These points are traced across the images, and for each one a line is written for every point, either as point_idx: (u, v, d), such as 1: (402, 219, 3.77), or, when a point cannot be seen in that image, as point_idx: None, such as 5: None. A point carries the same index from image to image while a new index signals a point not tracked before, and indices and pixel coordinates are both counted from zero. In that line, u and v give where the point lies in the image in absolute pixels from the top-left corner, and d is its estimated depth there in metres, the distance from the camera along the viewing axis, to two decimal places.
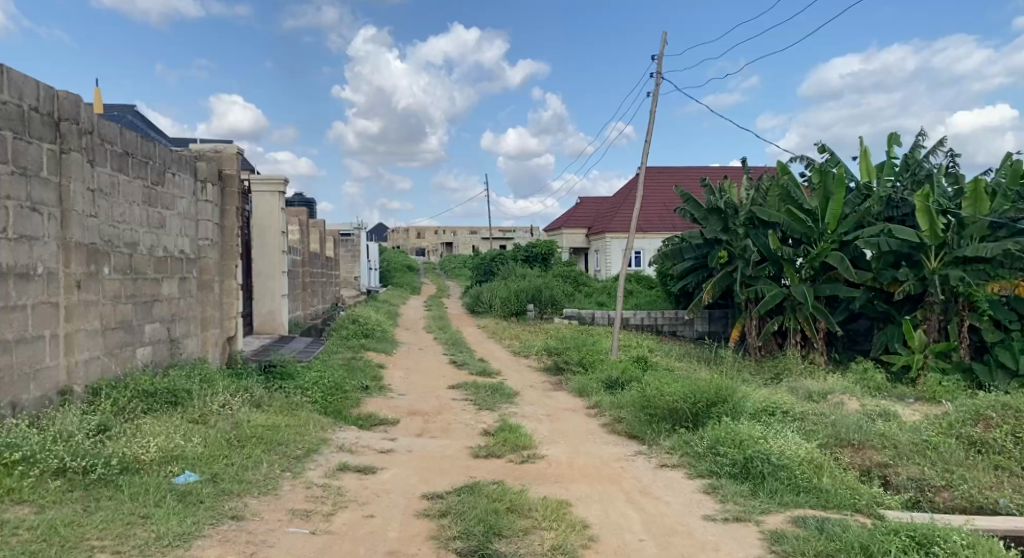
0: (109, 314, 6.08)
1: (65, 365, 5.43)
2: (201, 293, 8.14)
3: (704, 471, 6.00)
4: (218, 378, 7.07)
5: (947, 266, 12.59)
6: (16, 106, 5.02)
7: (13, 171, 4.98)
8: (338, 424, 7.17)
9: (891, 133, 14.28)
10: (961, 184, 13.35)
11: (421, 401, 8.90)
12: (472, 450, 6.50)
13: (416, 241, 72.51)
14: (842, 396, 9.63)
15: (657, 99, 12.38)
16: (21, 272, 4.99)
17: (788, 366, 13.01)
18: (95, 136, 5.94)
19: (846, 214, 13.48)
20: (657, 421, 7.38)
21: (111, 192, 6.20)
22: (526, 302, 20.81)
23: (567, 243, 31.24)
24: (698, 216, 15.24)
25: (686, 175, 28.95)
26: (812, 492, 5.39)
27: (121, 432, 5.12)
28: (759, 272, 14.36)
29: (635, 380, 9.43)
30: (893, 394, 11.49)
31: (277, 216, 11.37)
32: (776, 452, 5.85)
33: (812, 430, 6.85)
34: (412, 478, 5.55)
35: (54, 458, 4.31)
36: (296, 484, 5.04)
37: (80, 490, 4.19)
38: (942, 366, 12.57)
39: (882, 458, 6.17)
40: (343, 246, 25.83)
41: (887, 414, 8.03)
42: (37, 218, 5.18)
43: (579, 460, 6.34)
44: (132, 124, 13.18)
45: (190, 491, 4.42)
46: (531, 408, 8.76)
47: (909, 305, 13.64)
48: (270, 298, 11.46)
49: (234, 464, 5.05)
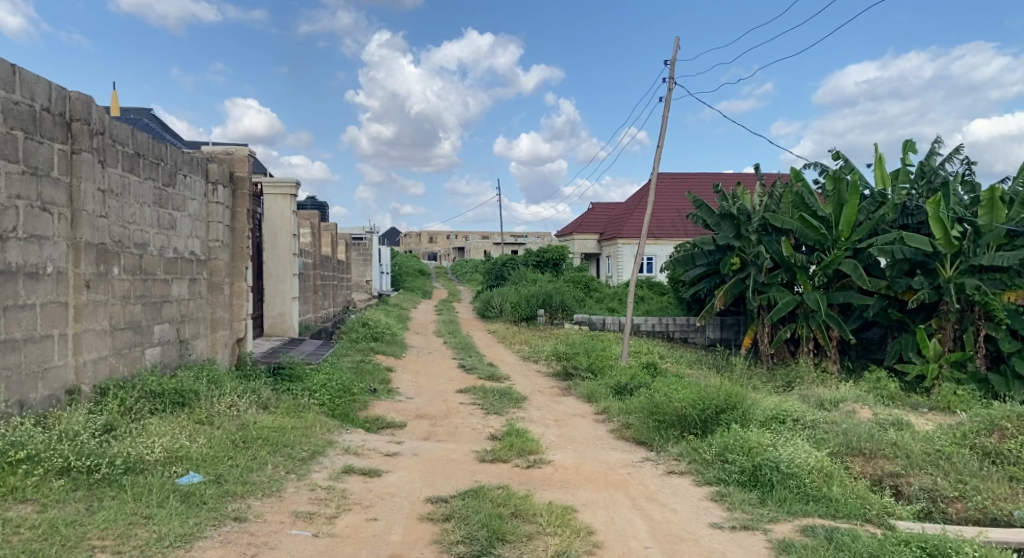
0: (118, 314, 6.11)
1: (73, 364, 5.45)
2: (211, 294, 8.18)
3: (711, 478, 5.91)
4: (226, 380, 7.09)
5: (963, 275, 12.46)
6: (28, 107, 5.05)
7: (23, 171, 5.01)
8: (345, 427, 7.16)
9: (906, 140, 14.19)
10: (977, 192, 13.20)
11: (428, 404, 8.91)
12: (478, 454, 6.47)
13: (428, 245, 72.95)
14: (855, 404, 9.52)
15: (669, 103, 12.29)
16: (31, 271, 5.03)
17: (799, 374, 12.89)
18: (107, 137, 5.99)
19: (860, 222, 13.46)
20: (665, 428, 7.32)
21: (122, 192, 6.25)
22: (536, 307, 20.75)
23: (578, 248, 31.31)
24: (710, 222, 15.16)
25: (698, 182, 28.91)
26: (821, 501, 5.32)
27: (126, 432, 5.13)
28: (771, 279, 14.25)
29: (644, 386, 9.40)
30: (906, 403, 11.36)
31: (288, 219, 11.43)
32: (786, 460, 5.75)
33: (822, 439, 6.77)
34: (416, 481, 5.52)
35: (59, 456, 4.30)
36: (301, 487, 5.02)
37: (85, 490, 4.18)
38: (957, 376, 12.37)
39: (894, 468, 6.12)
40: (355, 249, 26.06)
41: (899, 424, 7.91)
42: (47, 217, 5.21)
43: (586, 466, 6.30)
44: (146, 127, 13.33)
45: (195, 492, 4.41)
46: (539, 412, 8.74)
47: (924, 313, 13.45)
48: (281, 300, 11.49)
49: (238, 466, 5.03)
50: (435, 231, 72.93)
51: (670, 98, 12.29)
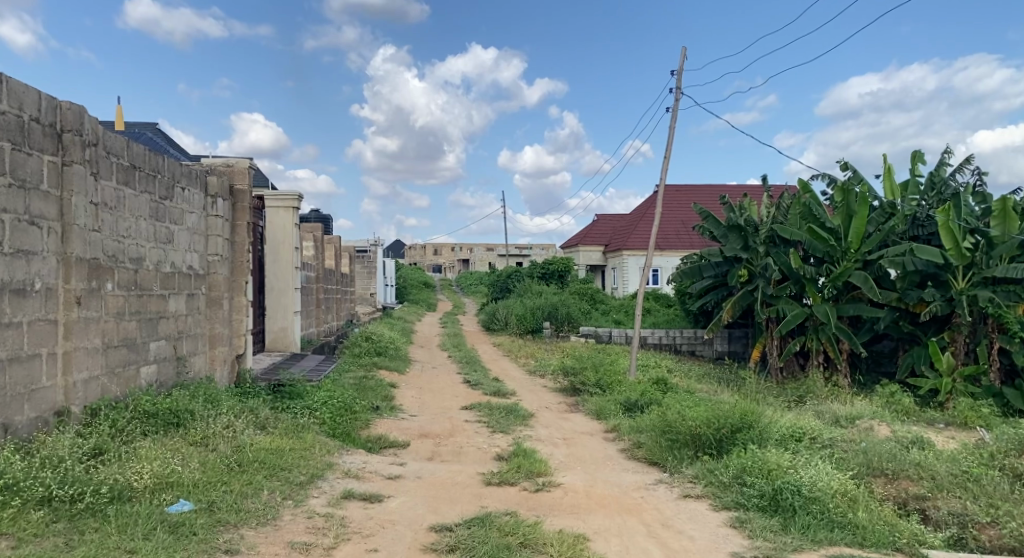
0: (111, 331, 5.90)
1: (63, 386, 5.23)
2: (210, 309, 7.97)
3: (729, 503, 5.63)
4: (224, 399, 6.86)
5: (977, 287, 12.19)
6: (16, 116, 4.86)
7: (10, 184, 4.81)
8: (346, 447, 6.91)
9: (915, 151, 14.00)
10: (989, 203, 12.94)
11: (432, 422, 8.64)
12: (484, 476, 6.21)
13: (433, 257, 72.80)
14: (873, 420, 9.22)
15: (676, 114, 12.08)
16: (18, 288, 4.82)
17: (811, 388, 12.59)
18: (100, 148, 5.79)
19: (870, 233, 13.18)
20: (679, 447, 7.05)
21: (116, 206, 6.04)
22: (541, 320, 20.48)
23: (583, 260, 31.12)
24: (717, 234, 14.96)
25: (704, 194, 28.72)
26: (847, 528, 5.04)
27: (115, 456, 4.90)
28: (780, 292, 13.97)
29: (655, 403, 9.11)
30: (922, 419, 11.05)
31: (290, 231, 11.21)
32: (807, 484, 5.49)
33: (842, 459, 6.50)
34: (420, 508, 5.25)
35: (40, 485, 4.06)
36: (297, 514, 4.76)
37: (66, 522, 3.94)
38: (972, 390, 12.03)
39: (919, 490, 5.85)
40: (360, 262, 25.96)
41: (921, 442, 7.62)
42: (36, 232, 5.01)
43: (597, 489, 6.02)
44: (148, 139, 13.21)
45: (184, 522, 4.17)
46: (547, 430, 8.46)
47: (935, 326, 13.07)
48: (282, 315, 11.28)
49: (232, 492, 4.79)
50: (439, 244, 72.86)
51: (677, 108, 12.10)
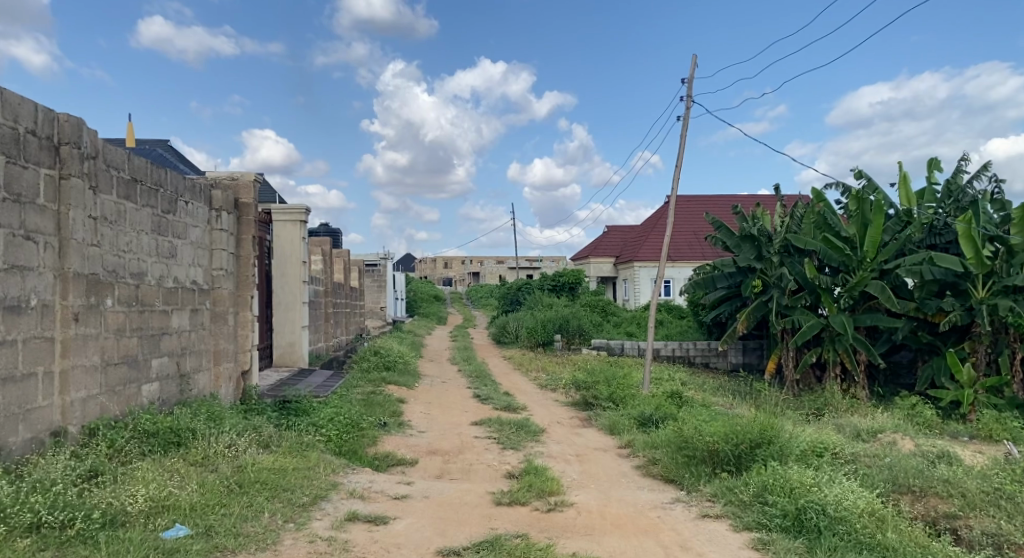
0: (111, 349, 5.75)
1: (60, 405, 5.08)
2: (214, 325, 7.82)
3: (751, 523, 5.38)
4: (227, 417, 6.68)
5: (997, 296, 11.85)
6: (11, 129, 4.74)
7: (5, 198, 4.68)
8: (352, 466, 6.71)
9: (930, 158, 13.74)
10: (1008, 210, 12.60)
11: (442, 439, 8.44)
12: (495, 495, 5.99)
13: (444, 270, 72.73)
14: (896, 434, 8.92)
15: (688, 122, 11.91)
16: (11, 305, 4.67)
17: (829, 401, 12.29)
18: (100, 161, 5.67)
19: (885, 242, 12.77)
20: (696, 464, 6.80)
21: (116, 220, 5.91)
22: (553, 332, 20.16)
23: (595, 272, 30.90)
24: (730, 244, 14.75)
25: (717, 205, 28.49)
26: (875, 550, 4.78)
27: (112, 478, 4.73)
28: (794, 302, 13.68)
29: (670, 418, 8.85)
30: (944, 432, 10.74)
31: (297, 245, 11.07)
32: (833, 502, 5.26)
33: (866, 475, 6.25)
34: (427, 530, 5.05)
35: (29, 512, 3.88)
36: (299, 538, 4.57)
37: (54, 550, 3.76)
38: (994, 402, 11.66)
39: (950, 509, 5.58)
40: (370, 276, 25.87)
41: (947, 457, 7.34)
42: (31, 247, 4.88)
43: (612, 509, 5.78)
44: (158, 155, 13.16)
45: (179, 548, 3.98)
46: (559, 447, 8.23)
47: (955, 336, 12.85)
48: (289, 330, 11.12)
49: (231, 515, 4.60)
50: (450, 257, 72.83)
51: (689, 117, 11.92)
